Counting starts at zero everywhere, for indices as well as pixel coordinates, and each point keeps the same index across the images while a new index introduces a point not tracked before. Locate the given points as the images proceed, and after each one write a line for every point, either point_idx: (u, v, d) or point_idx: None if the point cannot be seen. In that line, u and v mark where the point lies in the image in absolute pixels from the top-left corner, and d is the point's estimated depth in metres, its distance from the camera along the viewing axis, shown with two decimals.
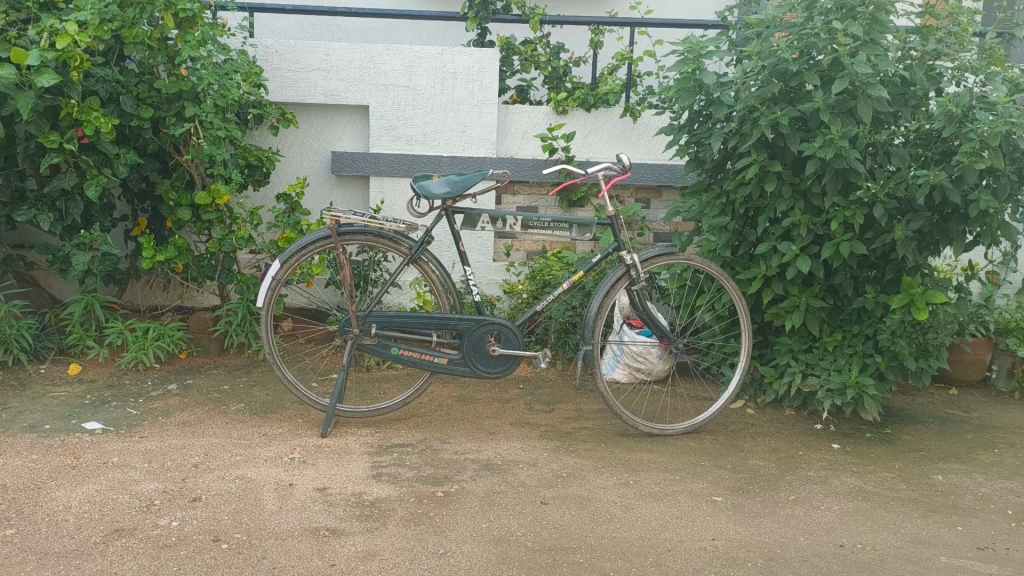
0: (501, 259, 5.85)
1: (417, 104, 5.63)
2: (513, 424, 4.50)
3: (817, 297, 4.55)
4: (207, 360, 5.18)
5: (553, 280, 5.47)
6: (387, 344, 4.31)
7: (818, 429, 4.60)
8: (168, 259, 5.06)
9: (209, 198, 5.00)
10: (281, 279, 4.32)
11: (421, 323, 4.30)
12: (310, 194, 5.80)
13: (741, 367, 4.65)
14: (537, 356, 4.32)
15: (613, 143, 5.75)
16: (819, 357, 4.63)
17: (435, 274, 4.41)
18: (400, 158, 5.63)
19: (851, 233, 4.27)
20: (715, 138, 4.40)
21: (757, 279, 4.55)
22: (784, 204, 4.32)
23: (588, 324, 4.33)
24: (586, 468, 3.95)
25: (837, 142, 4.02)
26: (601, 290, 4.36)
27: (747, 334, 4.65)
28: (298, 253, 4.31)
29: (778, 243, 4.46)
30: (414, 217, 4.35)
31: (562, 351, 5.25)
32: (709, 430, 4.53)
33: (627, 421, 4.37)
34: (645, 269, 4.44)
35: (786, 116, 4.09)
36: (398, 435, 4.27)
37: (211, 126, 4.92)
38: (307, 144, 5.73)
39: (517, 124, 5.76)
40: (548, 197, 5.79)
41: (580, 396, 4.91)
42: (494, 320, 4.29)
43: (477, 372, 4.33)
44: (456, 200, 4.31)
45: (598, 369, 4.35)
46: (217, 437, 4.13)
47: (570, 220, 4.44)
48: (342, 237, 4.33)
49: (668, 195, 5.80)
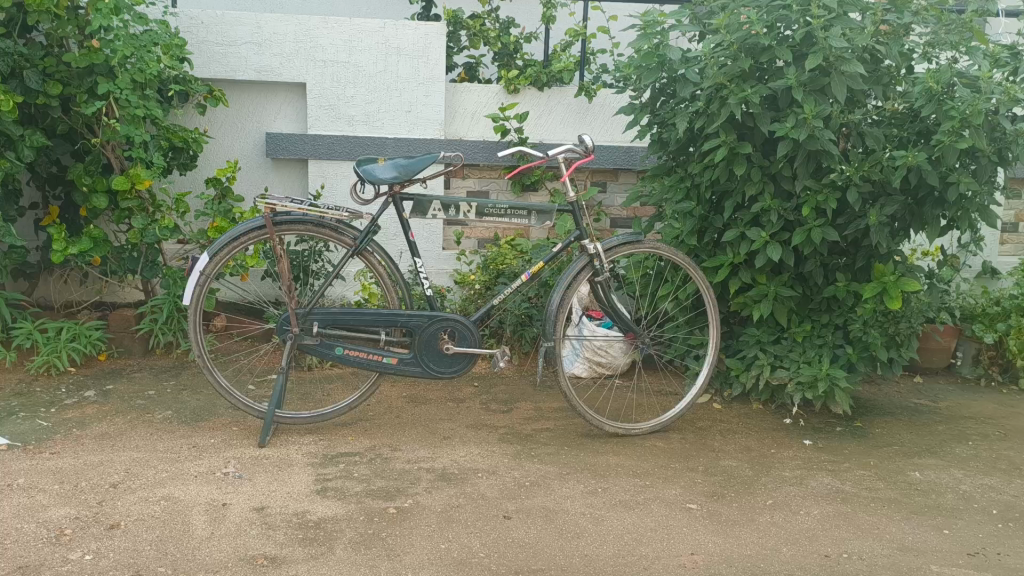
0: (451, 248, 5.51)
1: (358, 81, 5.23)
2: (468, 426, 4.19)
3: (786, 285, 4.32)
4: (129, 362, 4.73)
5: (507, 270, 5.15)
6: (330, 344, 3.94)
7: (788, 424, 4.39)
8: (82, 251, 4.59)
9: (128, 183, 4.55)
10: (210, 274, 3.90)
11: (368, 320, 3.94)
12: (242, 179, 5.37)
13: (709, 361, 4.40)
14: (495, 355, 4.00)
15: (568, 125, 5.44)
16: (787, 349, 4.40)
17: (381, 266, 4.04)
18: (340, 140, 5.23)
19: (824, 219, 4.02)
20: (679, 119, 4.10)
21: (724, 267, 4.30)
22: (753, 187, 4.05)
23: (549, 319, 4.02)
24: (549, 475, 3.66)
25: (811, 121, 3.74)
26: (563, 282, 4.05)
27: (714, 326, 4.39)
28: (229, 246, 3.89)
29: (746, 229, 4.20)
30: (358, 205, 3.97)
31: (518, 346, 4.95)
32: (676, 429, 4.28)
33: (591, 421, 4.09)
34: (608, 259, 4.14)
35: (756, 94, 3.80)
36: (344, 443, 3.91)
37: (128, 103, 4.48)
38: (238, 125, 5.29)
39: (465, 103, 5.40)
40: (500, 180, 5.46)
41: (539, 394, 4.61)
42: (448, 316, 3.95)
43: (429, 373, 3.99)
44: (404, 185, 3.94)
45: (560, 366, 4.04)
46: (140, 451, 3.72)
47: (527, 206, 4.10)
48: (279, 228, 3.92)
49: (625, 177, 5.52)
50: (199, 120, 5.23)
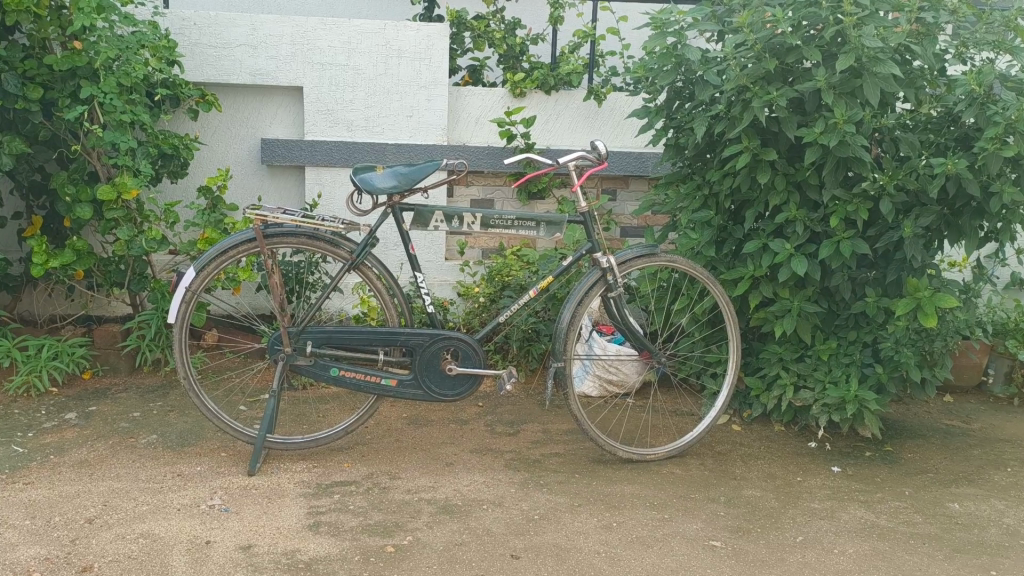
0: (454, 258, 5.25)
1: (357, 85, 4.99)
2: (473, 451, 3.93)
3: (810, 300, 4.06)
4: (115, 380, 4.48)
5: (514, 282, 4.89)
6: (325, 365, 3.68)
7: (814, 448, 4.12)
8: (65, 264, 4.34)
9: (113, 192, 4.30)
10: (196, 290, 3.62)
11: (365, 339, 3.68)
12: (235, 187, 5.12)
13: (729, 380, 4.13)
14: (502, 376, 3.75)
15: (577, 130, 5.19)
16: (812, 367, 4.14)
17: (379, 280, 3.77)
18: (339, 146, 4.99)
19: (853, 230, 3.77)
20: (698, 124, 3.84)
21: (744, 281, 4.04)
22: (777, 197, 3.80)
23: (559, 337, 3.76)
24: (560, 507, 3.40)
25: (841, 127, 3.50)
26: (574, 298, 3.78)
27: (735, 343, 4.12)
28: (217, 261, 3.62)
29: (769, 241, 3.95)
30: (355, 215, 3.71)
31: (525, 363, 4.72)
32: (695, 454, 4.02)
33: (603, 446, 3.83)
34: (622, 274, 3.87)
35: (783, 98, 3.55)
36: (340, 470, 3.66)
37: (113, 108, 4.22)
38: (233, 131, 5.05)
39: (469, 108, 5.15)
40: (505, 188, 5.21)
41: (546, 415, 4.35)
42: (450, 335, 3.68)
43: (432, 396, 3.73)
44: (404, 195, 3.67)
45: (570, 387, 3.78)
46: (120, 481, 3.47)
47: (536, 216, 3.83)
48: (269, 241, 3.66)
49: (636, 185, 5.26)
50: (190, 125, 4.99)
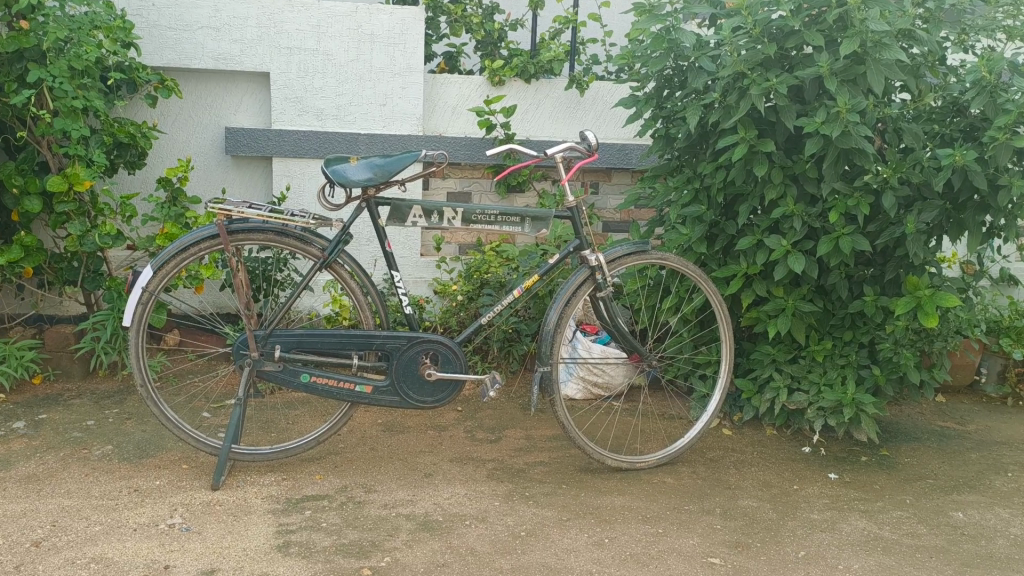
0: (430, 254, 5.02)
1: (327, 72, 4.72)
2: (452, 460, 3.71)
3: (806, 299, 3.88)
4: (67, 386, 4.18)
5: (492, 278, 4.68)
6: (295, 371, 3.43)
7: (808, 453, 3.95)
8: (12, 261, 4.02)
9: (64, 184, 4.01)
10: (154, 290, 3.33)
11: (338, 343, 3.43)
12: (198, 179, 4.84)
13: (721, 383, 3.94)
14: (484, 382, 3.52)
15: (557, 121, 4.96)
16: (806, 369, 3.97)
17: (353, 279, 3.52)
18: (308, 136, 4.72)
19: (853, 226, 3.58)
20: (691, 114, 3.65)
21: (737, 278, 3.85)
22: (774, 191, 3.61)
23: (546, 339, 3.54)
24: (547, 522, 3.19)
25: (844, 116, 3.31)
26: (560, 298, 3.55)
27: (727, 344, 3.93)
28: (176, 259, 3.33)
29: (764, 237, 3.75)
30: (327, 210, 3.44)
31: (506, 364, 4.51)
32: (686, 460, 3.83)
33: (591, 454, 3.62)
34: (612, 272, 3.64)
35: (782, 85, 3.36)
36: (311, 483, 3.42)
37: (64, 94, 3.92)
38: (194, 119, 4.76)
39: (446, 96, 4.90)
40: (483, 181, 4.98)
41: (529, 421, 4.14)
42: (429, 338, 3.45)
43: (409, 403, 3.49)
44: (380, 189, 3.42)
45: (556, 393, 3.56)
46: (71, 498, 3.19)
47: (520, 210, 3.59)
48: (234, 238, 3.38)
49: (619, 177, 5.06)
50: (148, 112, 4.69)
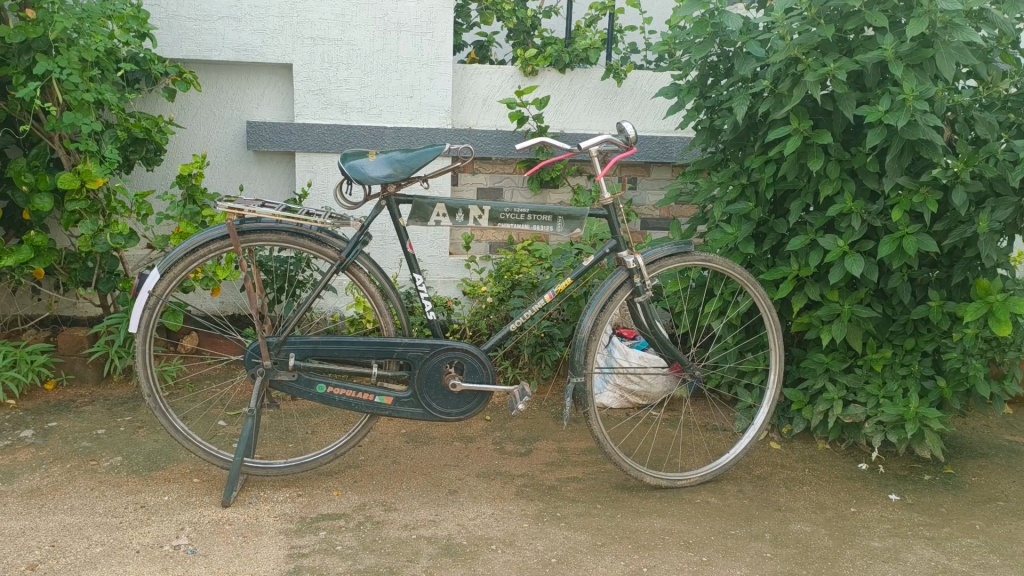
0: (459, 253, 4.78)
1: (352, 63, 4.50)
2: (479, 475, 3.47)
3: (863, 303, 3.58)
4: (81, 392, 4.01)
5: (523, 279, 4.40)
6: (310, 381, 3.21)
7: (865, 471, 3.65)
8: (22, 262, 3.86)
9: (76, 181, 3.83)
10: (161, 294, 3.13)
11: (356, 351, 3.20)
12: (218, 174, 4.64)
13: (770, 396, 3.63)
14: (514, 394, 3.25)
15: (593, 113, 4.69)
16: (863, 379, 3.67)
17: (371, 283, 3.29)
18: (332, 130, 4.51)
19: (918, 224, 3.28)
20: (739, 103, 3.36)
21: (788, 281, 3.57)
22: (830, 186, 3.32)
23: (579, 347, 3.27)
24: (580, 547, 2.94)
25: (912, 104, 3.01)
26: (594, 303, 3.27)
27: (777, 354, 3.62)
28: (184, 261, 3.12)
29: (818, 237, 3.46)
30: (345, 209, 3.21)
31: (539, 371, 4.24)
32: (731, 478, 3.55)
33: (629, 471, 3.36)
34: (652, 276, 3.34)
35: (842, 70, 3.06)
36: (328, 500, 3.20)
37: (73, 86, 3.74)
38: (215, 113, 4.57)
39: (476, 88, 4.65)
40: (514, 176, 4.73)
41: (562, 432, 3.89)
42: (453, 345, 3.20)
43: (432, 414, 3.25)
44: (401, 186, 3.18)
45: (591, 406, 3.29)
46: (74, 515, 3.00)
47: (552, 209, 3.32)
48: (245, 238, 3.16)
49: (658, 172, 4.77)
50: (166, 106, 4.51)
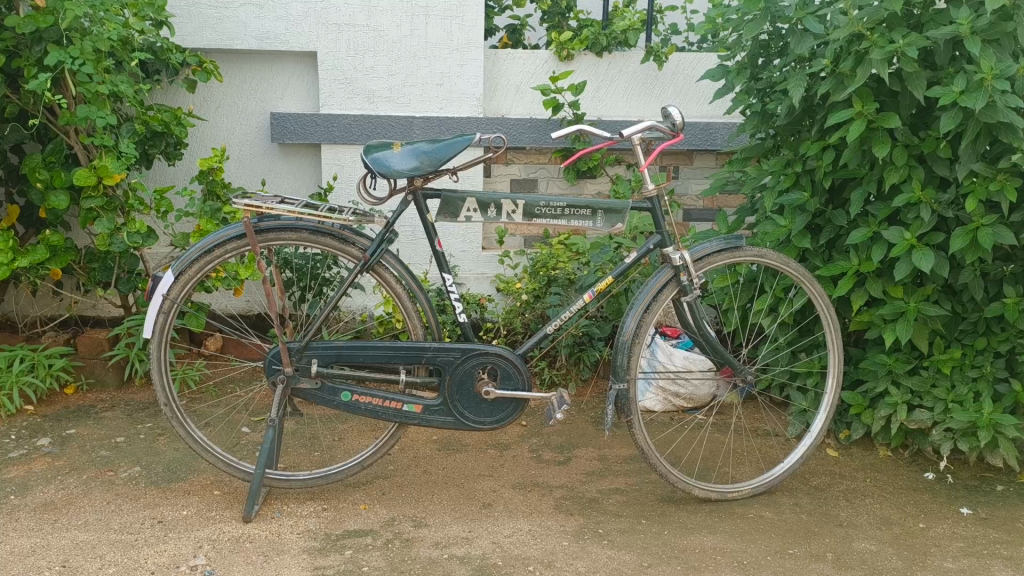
0: (492, 248, 4.57)
1: (379, 50, 4.29)
2: (515, 487, 3.26)
3: (930, 301, 3.30)
4: (101, 397, 3.86)
5: (560, 275, 4.20)
6: (335, 389, 3.02)
7: (932, 481, 3.38)
8: (37, 262, 3.72)
9: (92, 176, 3.67)
10: (176, 297, 2.94)
11: (383, 357, 3.00)
12: (242, 168, 4.47)
13: (828, 403, 3.34)
14: (552, 402, 3.00)
15: (632, 99, 4.43)
16: (930, 382, 3.40)
17: (397, 283, 3.07)
18: (359, 121, 4.31)
19: (995, 215, 3.00)
20: (794, 84, 3.10)
21: (848, 277, 3.30)
22: (896, 175, 3.04)
23: (622, 351, 3.03)
24: (626, 569, 2.71)
25: (990, 84, 2.73)
26: (638, 304, 3.02)
27: (836, 358, 3.33)
28: (200, 262, 2.93)
29: (882, 229, 3.19)
30: (369, 205, 3.00)
31: (577, 372, 4.05)
32: (787, 489, 3.29)
33: (676, 484, 3.12)
34: (700, 273, 3.09)
35: (912, 47, 2.78)
36: (354, 514, 3.01)
37: (86, 78, 3.58)
38: (238, 104, 4.39)
39: (508, 73, 4.42)
40: (550, 166, 4.51)
41: (603, 439, 3.66)
42: (486, 350, 2.99)
43: (465, 423, 3.05)
44: (429, 179, 2.96)
45: (634, 414, 3.05)
46: (88, 532, 2.84)
47: (591, 202, 3.07)
48: (264, 238, 2.96)
49: (702, 160, 4.51)
50: (188, 98, 4.34)
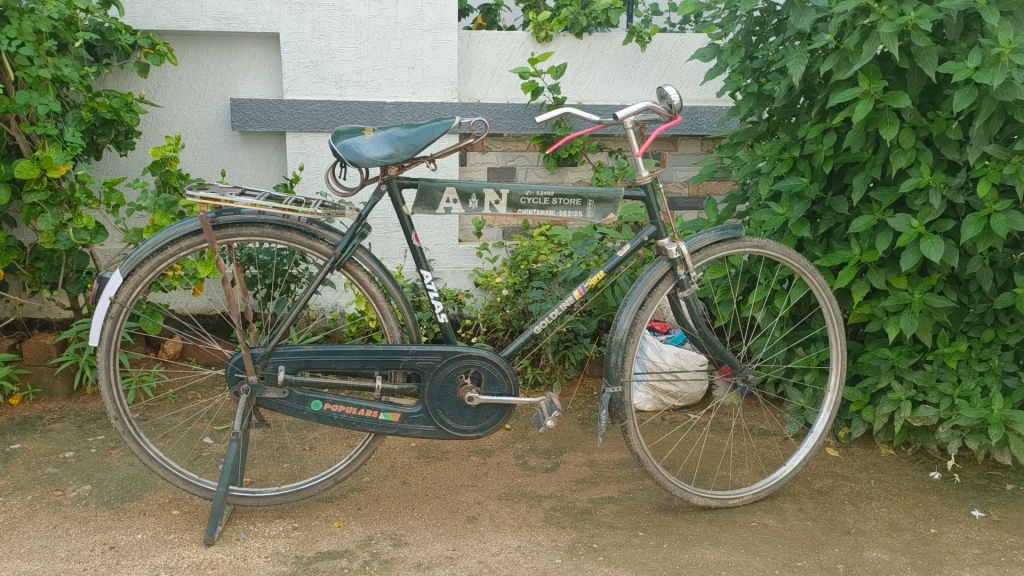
0: (469, 240, 4.34)
1: (346, 30, 4.02)
2: (501, 497, 3.04)
3: (936, 291, 3.12)
4: (49, 407, 3.58)
5: (542, 268, 3.97)
6: (304, 398, 2.76)
7: (939, 481, 3.20)
8: None
9: (34, 168, 3.38)
10: (126, 300, 2.67)
11: (356, 363, 2.75)
12: (201, 158, 4.18)
13: (831, 402, 3.15)
14: (542, 407, 2.77)
15: (614, 82, 4.20)
16: (935, 377, 3.22)
17: (370, 282, 2.82)
18: (325, 107, 4.04)
19: (1008, 200, 2.82)
20: (794, 63, 2.89)
21: (850, 268, 3.11)
22: (903, 158, 2.85)
23: (616, 351, 2.81)
24: None
25: (1009, 59, 2.54)
26: (632, 301, 2.80)
27: (839, 354, 3.13)
28: (152, 261, 2.66)
29: (887, 216, 3.00)
30: (339, 196, 2.74)
31: (561, 371, 3.85)
32: (789, 494, 3.10)
33: (673, 492, 2.91)
34: (697, 265, 2.87)
35: (924, 20, 2.58)
36: (328, 534, 2.77)
37: (26, 61, 3.29)
38: (195, 90, 4.10)
39: (483, 55, 4.16)
40: (528, 153, 4.28)
41: (592, 443, 3.45)
42: (469, 352, 2.75)
43: (446, 432, 2.81)
44: (404, 167, 2.71)
45: (629, 418, 2.84)
46: (31, 561, 2.57)
47: (581, 191, 2.84)
48: (223, 233, 2.70)
49: (687, 146, 4.30)
50: (140, 83, 4.04)
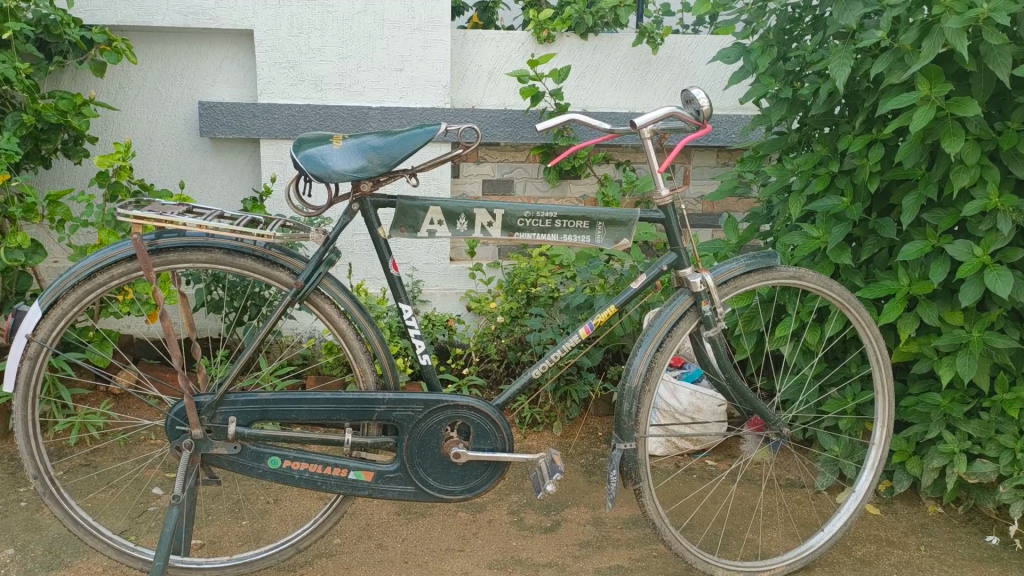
0: (461, 259, 3.93)
1: (327, 27, 3.60)
2: (493, 565, 2.61)
3: (997, 329, 2.70)
4: None
5: (542, 292, 3.55)
6: (261, 455, 2.34)
7: (998, 547, 2.78)
8: None
9: None
10: (45, 339, 2.24)
11: (322, 413, 2.32)
12: (163, 167, 3.76)
13: (875, 458, 2.70)
14: (542, 467, 2.34)
15: (622, 88, 3.79)
16: (993, 428, 2.79)
17: (340, 317, 2.39)
18: (304, 112, 3.63)
19: None
20: (839, 63, 2.47)
21: (898, 302, 2.69)
22: (967, 176, 2.43)
23: (629, 400, 2.37)
24: None
25: None
26: (647, 341, 2.37)
27: (885, 401, 2.69)
28: (78, 292, 2.24)
29: (943, 243, 2.59)
30: (304, 215, 2.31)
31: (562, 410, 3.43)
32: (827, 564, 2.67)
33: (694, 564, 2.48)
34: (723, 299, 2.44)
35: (1001, 12, 2.17)
36: None
37: None
38: (157, 92, 3.68)
39: (479, 56, 3.74)
40: (527, 165, 3.87)
41: (598, 496, 3.02)
42: (455, 401, 2.32)
43: (429, 494, 2.39)
44: (380, 182, 2.29)
45: (644, 480, 2.41)
46: None
47: (588, 211, 2.42)
48: (164, 259, 2.27)
49: (702, 158, 3.88)
50: (95, 85, 3.63)
